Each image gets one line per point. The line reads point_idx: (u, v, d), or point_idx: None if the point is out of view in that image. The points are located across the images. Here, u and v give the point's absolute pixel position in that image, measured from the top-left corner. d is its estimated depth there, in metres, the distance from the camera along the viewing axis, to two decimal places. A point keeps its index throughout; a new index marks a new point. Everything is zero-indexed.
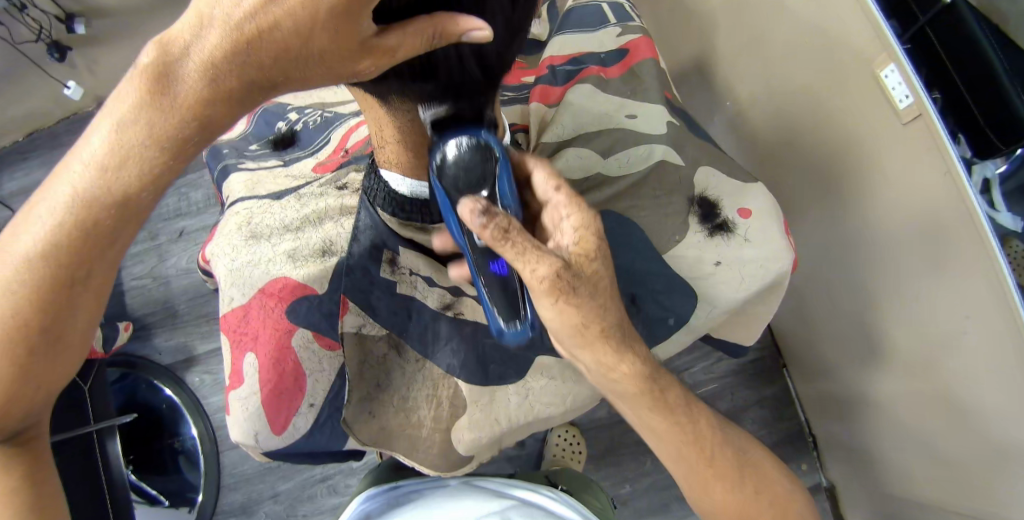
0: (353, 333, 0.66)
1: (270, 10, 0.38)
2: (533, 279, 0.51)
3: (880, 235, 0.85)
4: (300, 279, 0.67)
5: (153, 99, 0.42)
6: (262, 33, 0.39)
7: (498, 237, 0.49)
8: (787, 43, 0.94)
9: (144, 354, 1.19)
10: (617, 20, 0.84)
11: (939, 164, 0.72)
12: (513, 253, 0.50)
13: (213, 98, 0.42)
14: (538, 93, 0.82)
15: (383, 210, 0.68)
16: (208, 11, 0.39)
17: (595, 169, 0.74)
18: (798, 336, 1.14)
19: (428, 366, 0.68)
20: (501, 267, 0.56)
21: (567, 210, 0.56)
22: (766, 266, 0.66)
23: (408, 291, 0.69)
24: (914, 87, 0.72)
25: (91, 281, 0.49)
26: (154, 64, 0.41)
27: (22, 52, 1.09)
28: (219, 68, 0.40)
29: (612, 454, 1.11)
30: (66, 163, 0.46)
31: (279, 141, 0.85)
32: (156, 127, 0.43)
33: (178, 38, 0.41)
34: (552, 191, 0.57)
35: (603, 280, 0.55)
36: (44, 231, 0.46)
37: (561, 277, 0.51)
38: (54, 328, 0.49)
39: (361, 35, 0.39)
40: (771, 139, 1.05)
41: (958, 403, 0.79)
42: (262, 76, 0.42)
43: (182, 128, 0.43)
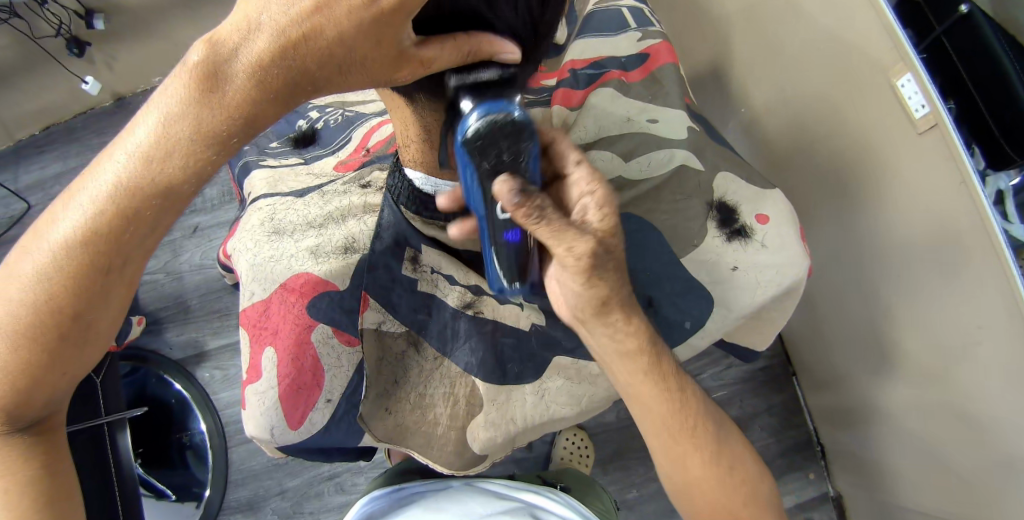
0: (373, 329, 0.66)
1: (315, 18, 0.40)
2: (565, 255, 0.52)
3: (892, 243, 0.85)
4: (321, 274, 0.68)
5: (200, 97, 0.43)
6: (307, 39, 0.41)
7: (529, 217, 0.49)
8: (802, 51, 0.94)
9: (156, 348, 1.20)
10: (638, 25, 0.84)
11: (953, 174, 0.72)
12: (543, 231, 0.50)
13: (259, 97, 0.43)
14: (560, 96, 0.82)
15: (406, 208, 0.68)
16: (257, 17, 0.41)
17: (618, 172, 0.74)
18: (809, 345, 1.13)
19: (446, 364, 0.68)
20: (515, 236, 0.54)
21: (590, 185, 0.56)
22: (786, 270, 0.66)
23: (429, 289, 0.69)
24: (930, 96, 0.72)
25: (127, 268, 0.50)
26: (203, 63, 0.42)
27: (41, 46, 1.10)
28: (265, 71, 0.42)
29: (618, 459, 1.11)
30: (111, 150, 0.47)
31: (300, 139, 0.86)
32: (203, 122, 0.44)
33: (226, 40, 0.42)
34: (574, 162, 0.57)
35: (622, 258, 0.56)
36: (88, 217, 0.46)
37: (597, 255, 0.52)
38: (84, 317, 0.50)
39: (400, 46, 0.41)
40: (787, 146, 1.05)
41: (967, 414, 0.78)
42: (305, 78, 0.43)
43: (229, 125, 0.44)
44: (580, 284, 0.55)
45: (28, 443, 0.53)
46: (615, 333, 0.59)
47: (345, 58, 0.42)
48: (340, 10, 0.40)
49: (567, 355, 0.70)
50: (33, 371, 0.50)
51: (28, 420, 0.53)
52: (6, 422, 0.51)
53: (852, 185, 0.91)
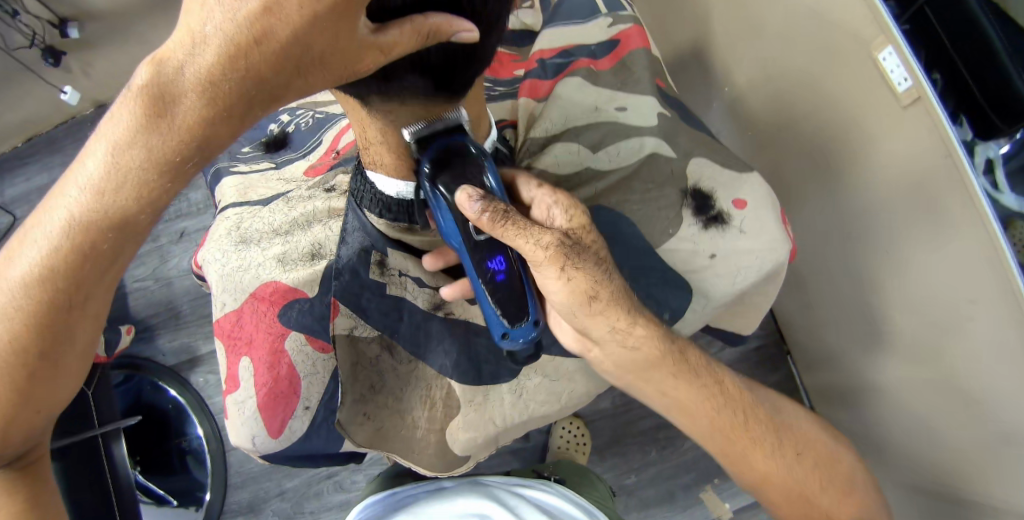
0: (345, 336, 0.65)
1: (265, 19, 0.36)
2: (537, 250, 0.54)
3: (880, 217, 0.84)
4: (290, 282, 0.67)
5: (150, 121, 0.40)
6: (258, 43, 0.37)
7: (497, 220, 0.53)
8: (783, 28, 0.93)
9: (149, 356, 1.19)
10: (609, 10, 0.83)
11: (938, 146, 0.71)
12: (511, 231, 0.53)
13: (212, 118, 0.40)
14: (527, 86, 0.81)
15: (370, 212, 0.67)
16: (53, 197, 0.47)
17: (585, 164, 0.73)
18: (802, 325, 1.13)
19: (420, 367, 0.68)
20: (500, 264, 0.55)
21: (553, 197, 0.60)
22: (765, 255, 0.65)
23: (398, 292, 0.68)
24: (912, 69, 0.71)
25: (74, 334, 0.52)
26: (148, 84, 0.39)
27: (16, 58, 1.07)
28: (217, 88, 0.38)
29: (617, 444, 1.11)
30: (61, 185, 0.47)
31: (272, 143, 0.85)
32: (154, 150, 0.42)
33: (39, 228, 0.48)
34: (534, 186, 0.61)
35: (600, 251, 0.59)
36: (27, 273, 0.48)
37: (564, 244, 0.54)
38: (53, 355, 0.52)
39: (359, 36, 0.38)
40: (772, 127, 1.04)
41: (958, 384, 0.78)
42: (264, 88, 0.39)
43: (181, 149, 0.42)
44: (559, 275, 0.55)
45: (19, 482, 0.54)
46: (605, 314, 0.57)
47: (306, 59, 0.38)
48: (292, 5, 0.36)
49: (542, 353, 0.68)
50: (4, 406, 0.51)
51: (11, 455, 0.55)
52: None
53: (840, 162, 0.90)
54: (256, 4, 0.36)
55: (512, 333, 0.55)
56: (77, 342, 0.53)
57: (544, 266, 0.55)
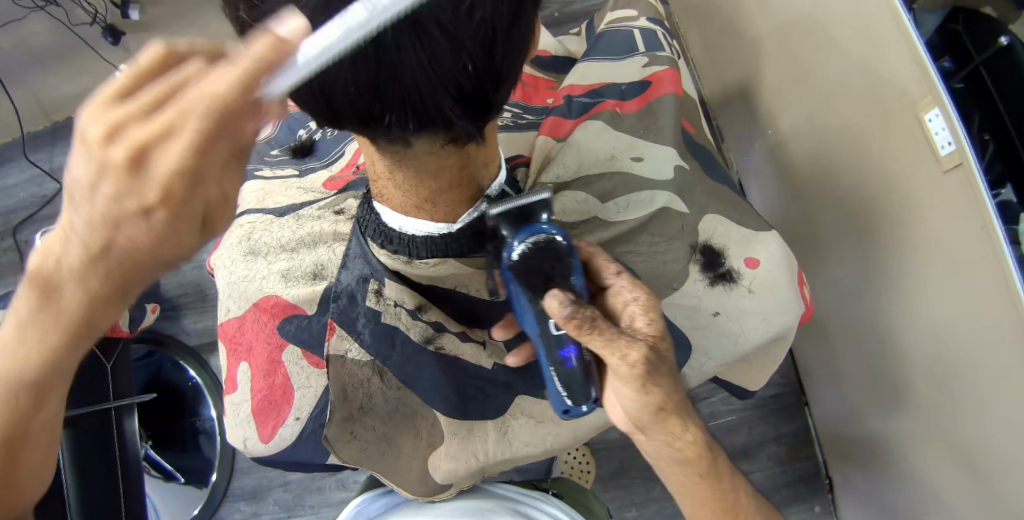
0: (338, 356, 0.66)
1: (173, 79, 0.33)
2: (620, 365, 0.52)
3: (910, 282, 0.81)
4: (290, 299, 0.70)
5: (97, 241, 0.37)
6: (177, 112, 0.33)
7: (583, 327, 0.51)
8: (830, 75, 0.90)
9: (174, 333, 1.24)
10: (646, 49, 0.82)
11: (976, 216, 0.68)
12: (598, 339, 0.52)
13: (164, 230, 0.36)
14: (549, 124, 0.80)
15: (371, 241, 0.67)
16: None
17: (593, 213, 0.71)
18: (821, 378, 1.10)
19: (409, 394, 0.67)
20: (570, 352, 0.54)
21: (633, 292, 0.57)
22: (772, 318, 0.64)
23: (391, 321, 0.67)
24: (956, 133, 0.67)
25: None
26: (69, 182, 0.35)
27: (76, 33, 1.13)
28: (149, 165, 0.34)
29: (619, 477, 1.09)
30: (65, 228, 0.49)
31: (299, 149, 0.88)
32: (93, 248, 0.36)
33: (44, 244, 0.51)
34: (614, 274, 0.59)
35: (672, 362, 0.56)
36: None
37: (650, 361, 0.52)
38: None
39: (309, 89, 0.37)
40: (812, 177, 1.01)
41: (973, 464, 0.74)
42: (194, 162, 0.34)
43: (132, 256, 0.37)
44: (637, 390, 0.53)
45: None
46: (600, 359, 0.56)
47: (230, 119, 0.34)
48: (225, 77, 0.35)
49: (530, 395, 0.69)
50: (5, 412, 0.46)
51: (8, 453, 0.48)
52: None
53: (877, 220, 0.86)
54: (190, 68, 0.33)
55: (574, 413, 0.56)
56: None
57: (625, 379, 0.53)
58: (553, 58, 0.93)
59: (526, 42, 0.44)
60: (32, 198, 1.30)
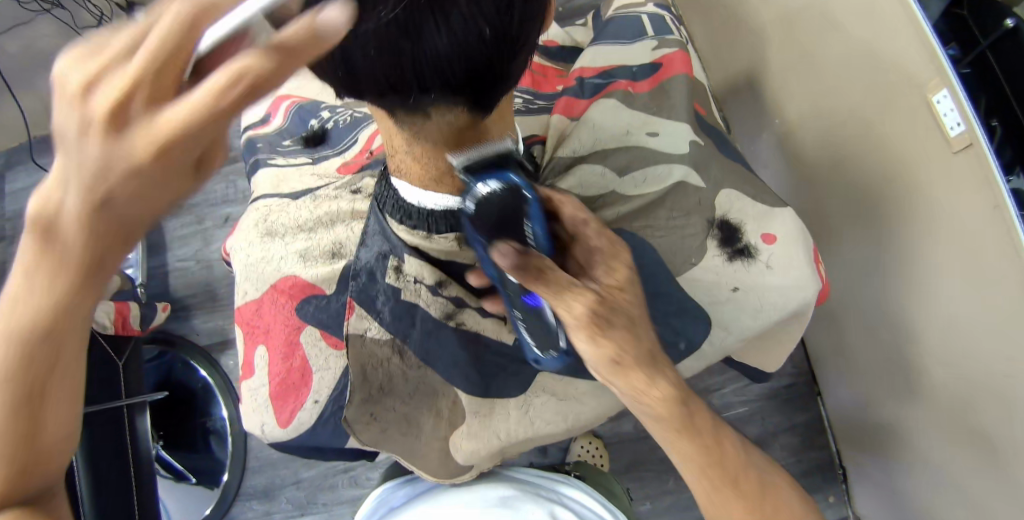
0: (357, 335, 0.66)
1: (125, 90, 0.28)
2: (569, 316, 0.56)
3: (922, 265, 0.81)
4: (309, 278, 0.70)
5: (47, 253, 0.34)
6: (125, 122, 0.29)
7: (534, 279, 0.53)
8: (836, 59, 0.90)
9: (183, 334, 1.24)
10: (655, 33, 0.82)
11: (987, 196, 0.67)
12: (552, 291, 0.54)
13: (109, 237, 0.33)
14: (563, 104, 0.82)
15: (390, 217, 0.67)
16: None
17: (609, 187, 0.73)
18: (834, 366, 1.09)
19: (430, 374, 0.68)
20: (534, 301, 0.58)
21: (597, 241, 0.60)
22: (791, 294, 0.63)
23: (411, 298, 0.68)
24: (965, 114, 0.67)
25: None
26: (33, 217, 0.33)
27: (83, 35, 1.15)
28: (96, 193, 0.31)
29: (632, 470, 1.09)
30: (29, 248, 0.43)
31: (311, 138, 0.88)
32: (63, 274, 0.35)
33: None
34: (581, 222, 0.60)
35: (637, 310, 0.59)
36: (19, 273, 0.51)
37: (598, 313, 0.55)
38: None
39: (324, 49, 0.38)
40: (821, 164, 1.01)
41: (989, 446, 0.74)
42: (141, 184, 0.30)
43: (89, 268, 0.35)
44: (587, 340, 0.56)
45: None
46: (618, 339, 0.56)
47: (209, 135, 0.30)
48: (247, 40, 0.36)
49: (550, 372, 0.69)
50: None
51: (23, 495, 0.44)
52: None
53: (887, 205, 0.86)
54: (125, 49, 0.29)
55: (542, 361, 0.64)
56: None
57: (573, 328, 0.56)
58: (559, 48, 0.93)
59: (542, 10, 0.45)
60: None
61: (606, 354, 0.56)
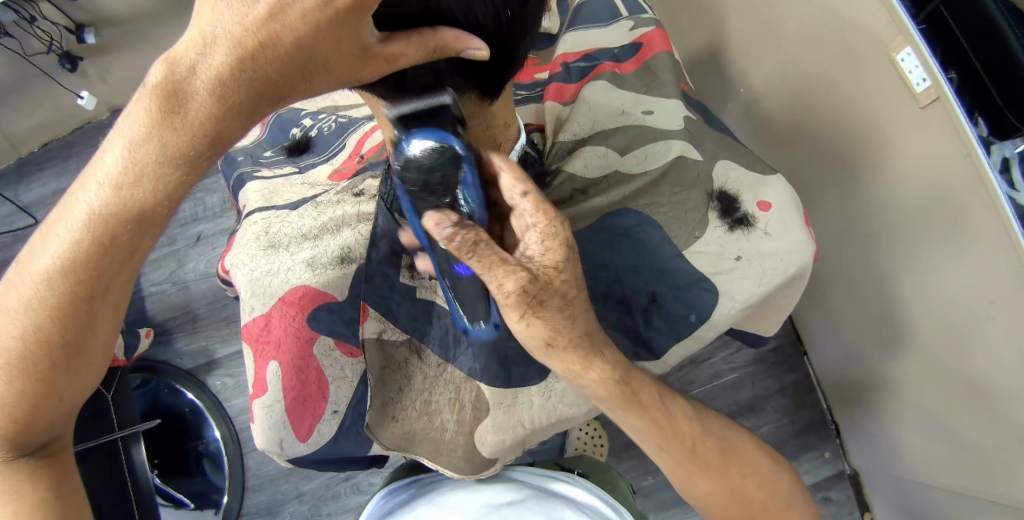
0: (373, 339, 0.68)
1: (271, 24, 0.41)
2: (499, 292, 0.51)
3: (898, 217, 0.84)
4: (319, 286, 0.69)
5: (164, 119, 0.45)
6: (264, 46, 0.42)
7: (462, 252, 0.49)
8: (799, 26, 0.92)
9: (166, 359, 1.20)
10: (629, 13, 0.84)
11: (958, 146, 0.70)
12: (482, 266, 0.50)
13: (223, 114, 0.44)
14: (553, 90, 0.83)
15: (400, 215, 0.69)
16: (72, 211, 0.49)
17: (613, 167, 0.74)
18: (818, 325, 1.13)
19: (450, 370, 0.70)
20: (464, 270, 0.57)
21: (535, 218, 0.53)
22: (790, 258, 0.65)
23: (428, 296, 0.70)
24: (931, 70, 0.70)
25: (97, 329, 0.53)
26: (163, 82, 0.43)
27: (32, 63, 1.08)
28: (227, 87, 0.43)
29: (634, 447, 1.11)
30: (82, 182, 0.49)
31: (294, 148, 0.86)
32: (169, 145, 0.45)
33: (62, 219, 0.50)
34: (519, 195, 0.53)
35: (573, 291, 0.54)
36: (48, 264, 0.49)
37: (528, 292, 0.50)
38: (75, 345, 0.52)
39: (364, 43, 0.42)
40: (791, 130, 1.03)
41: (975, 384, 0.78)
42: (267, 86, 0.44)
43: (193, 142, 0.46)
44: (518, 320, 0.53)
45: (37, 473, 0.56)
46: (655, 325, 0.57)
47: (311, 60, 0.43)
48: (296, 13, 0.41)
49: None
50: (21, 404, 0.52)
51: (35, 445, 0.56)
52: (13, 448, 0.54)
53: (860, 163, 0.89)
54: (263, 11, 0.41)
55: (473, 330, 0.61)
56: (99, 334, 0.54)
57: (504, 306, 0.52)
58: None
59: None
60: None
61: (538, 335, 0.55)
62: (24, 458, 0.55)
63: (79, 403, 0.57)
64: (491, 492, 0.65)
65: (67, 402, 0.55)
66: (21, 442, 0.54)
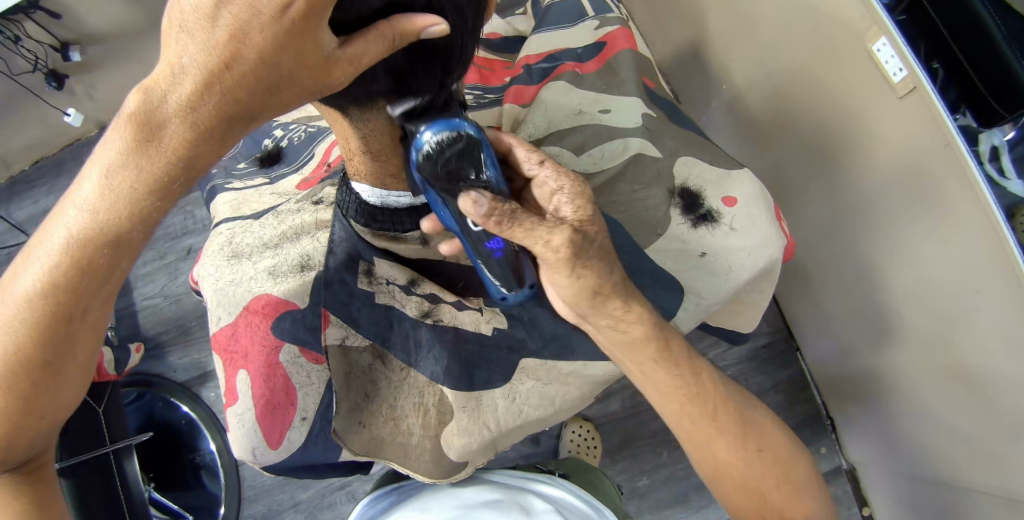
0: (337, 345, 0.68)
1: (232, 44, 0.39)
2: (547, 251, 0.54)
3: (880, 207, 0.83)
4: (280, 294, 0.69)
5: (139, 147, 0.43)
6: (229, 66, 0.39)
7: (503, 223, 0.52)
8: (776, 21, 0.92)
9: (159, 373, 1.21)
10: (595, 13, 0.84)
11: (936, 134, 0.70)
12: (520, 233, 0.52)
13: (200, 141, 0.42)
14: (513, 94, 0.83)
15: (356, 222, 0.70)
16: (49, 240, 0.47)
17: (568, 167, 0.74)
18: (808, 319, 1.12)
19: (413, 375, 0.70)
20: (498, 244, 0.57)
21: (559, 182, 0.59)
22: (757, 252, 0.66)
23: (387, 300, 0.70)
24: (907, 60, 0.69)
25: (76, 346, 0.52)
26: (137, 112, 0.41)
27: (19, 82, 1.09)
28: (197, 113, 0.41)
29: (628, 449, 1.10)
30: (62, 206, 0.47)
31: (266, 158, 0.89)
32: (146, 172, 0.43)
33: (41, 243, 0.48)
34: (535, 164, 0.61)
35: (606, 243, 0.58)
36: (30, 287, 0.48)
37: (575, 244, 0.53)
38: (54, 365, 0.52)
39: (325, 51, 0.41)
40: (772, 125, 1.03)
41: (965, 374, 0.77)
42: (240, 107, 0.42)
43: (169, 170, 0.44)
44: (569, 275, 0.55)
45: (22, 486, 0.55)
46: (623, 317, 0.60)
47: (279, 78, 0.41)
48: (256, 31, 0.38)
49: (533, 358, 0.72)
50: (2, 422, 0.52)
51: (18, 460, 0.55)
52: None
53: (840, 155, 0.89)
54: (222, 34, 0.39)
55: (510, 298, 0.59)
56: (78, 355, 0.53)
57: (554, 264, 0.55)
58: (503, 40, 0.94)
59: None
60: None
61: (584, 288, 0.57)
62: (7, 473, 0.55)
63: (64, 417, 0.57)
64: (469, 493, 0.67)
65: (49, 418, 0.55)
66: (8, 456, 0.54)
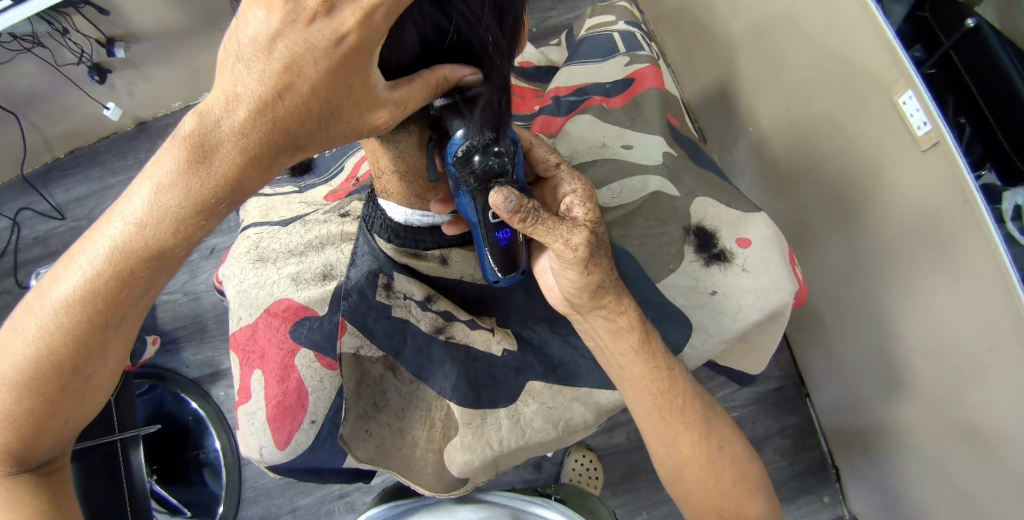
0: (351, 354, 0.68)
1: (286, 76, 0.41)
2: (565, 250, 0.58)
3: (896, 259, 0.84)
4: (301, 300, 0.71)
5: (191, 169, 0.43)
6: (281, 98, 0.42)
7: (527, 221, 0.55)
8: (804, 66, 0.93)
9: (173, 368, 1.23)
10: (626, 50, 0.86)
11: (956, 189, 0.70)
12: (540, 230, 0.56)
13: (248, 165, 0.44)
14: (540, 122, 0.86)
15: (379, 237, 0.72)
16: (90, 250, 0.47)
17: None
18: (819, 365, 1.12)
19: (423, 387, 0.72)
20: (504, 234, 0.62)
21: (573, 184, 0.63)
22: (768, 294, 0.67)
23: (402, 314, 0.71)
24: (931, 115, 0.70)
25: (106, 352, 0.51)
26: (192, 135, 0.43)
27: (63, 73, 1.14)
28: (249, 140, 0.43)
29: (630, 482, 1.09)
30: (107, 217, 0.47)
31: (297, 168, 0.95)
32: (194, 192, 0.44)
33: (80, 252, 0.48)
34: (553, 166, 0.64)
35: (608, 246, 0.63)
36: (68, 294, 0.47)
37: (590, 244, 0.58)
38: (83, 371, 0.51)
39: (374, 90, 0.44)
40: (794, 169, 1.04)
41: (976, 432, 0.76)
42: (287, 137, 0.44)
43: (217, 192, 0.45)
44: (579, 272, 0.59)
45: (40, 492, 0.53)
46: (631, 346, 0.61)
47: (326, 110, 0.43)
48: (309, 64, 0.41)
49: (541, 380, 0.74)
50: (24, 424, 0.50)
51: (36, 461, 0.54)
52: (17, 464, 0.52)
53: (860, 204, 0.89)
54: (277, 66, 0.40)
55: (502, 281, 0.66)
56: (109, 361, 0.52)
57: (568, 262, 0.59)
58: (535, 69, 0.97)
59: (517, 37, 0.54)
60: (22, 239, 1.29)
61: (587, 285, 0.61)
62: (23, 475, 0.53)
63: (85, 422, 0.55)
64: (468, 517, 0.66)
65: (72, 422, 0.53)
66: (25, 458, 0.53)
